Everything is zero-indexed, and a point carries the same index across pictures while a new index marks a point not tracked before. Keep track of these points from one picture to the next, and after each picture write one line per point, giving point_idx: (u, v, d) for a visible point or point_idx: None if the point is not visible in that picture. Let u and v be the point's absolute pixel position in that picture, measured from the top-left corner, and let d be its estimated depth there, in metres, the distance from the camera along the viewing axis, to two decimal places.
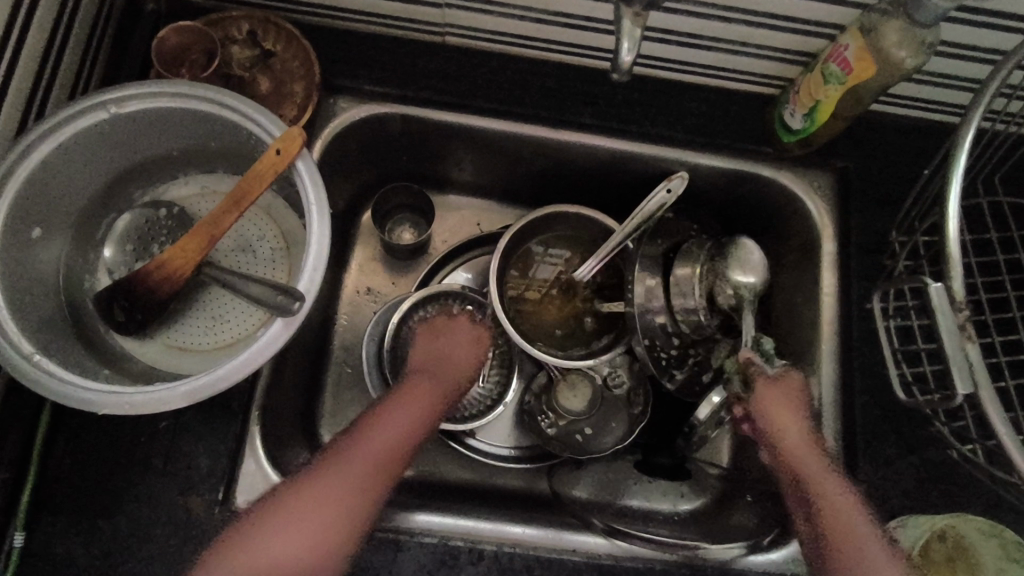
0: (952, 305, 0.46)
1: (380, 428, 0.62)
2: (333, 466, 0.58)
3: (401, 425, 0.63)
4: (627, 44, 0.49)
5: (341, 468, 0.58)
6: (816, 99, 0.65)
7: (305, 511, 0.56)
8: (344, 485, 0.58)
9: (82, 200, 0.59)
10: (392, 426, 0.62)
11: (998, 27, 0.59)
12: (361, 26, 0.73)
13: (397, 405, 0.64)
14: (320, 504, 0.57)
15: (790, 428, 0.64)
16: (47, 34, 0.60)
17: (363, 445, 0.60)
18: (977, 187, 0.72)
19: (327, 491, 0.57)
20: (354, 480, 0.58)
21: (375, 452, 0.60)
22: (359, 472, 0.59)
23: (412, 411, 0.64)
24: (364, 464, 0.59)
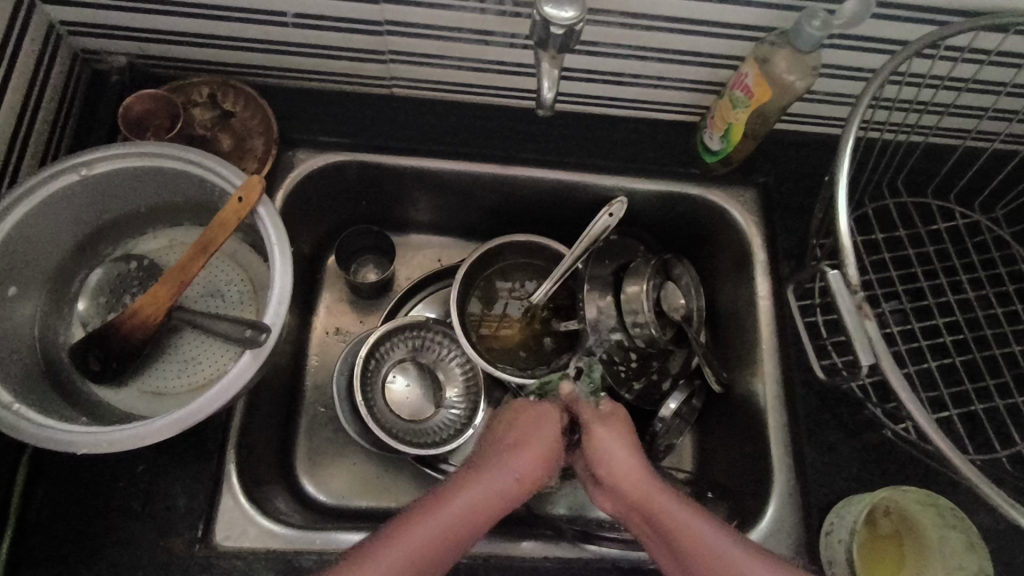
0: (850, 288, 0.52)
1: (453, 508, 0.59)
2: (389, 546, 0.56)
3: (468, 518, 0.59)
4: (548, 83, 0.57)
5: (399, 556, 0.56)
6: (728, 123, 0.72)
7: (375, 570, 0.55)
8: (408, 555, 0.56)
9: (56, 258, 0.63)
10: (456, 517, 0.58)
11: (872, 50, 0.67)
12: (313, 84, 0.79)
13: (478, 493, 0.60)
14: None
15: (614, 453, 0.64)
16: (16, 110, 0.64)
17: (436, 517, 0.58)
18: (883, 190, 0.80)
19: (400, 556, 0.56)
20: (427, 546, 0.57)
21: (433, 542, 0.57)
22: (439, 536, 0.57)
23: (476, 512, 0.59)
24: (416, 552, 0.56)
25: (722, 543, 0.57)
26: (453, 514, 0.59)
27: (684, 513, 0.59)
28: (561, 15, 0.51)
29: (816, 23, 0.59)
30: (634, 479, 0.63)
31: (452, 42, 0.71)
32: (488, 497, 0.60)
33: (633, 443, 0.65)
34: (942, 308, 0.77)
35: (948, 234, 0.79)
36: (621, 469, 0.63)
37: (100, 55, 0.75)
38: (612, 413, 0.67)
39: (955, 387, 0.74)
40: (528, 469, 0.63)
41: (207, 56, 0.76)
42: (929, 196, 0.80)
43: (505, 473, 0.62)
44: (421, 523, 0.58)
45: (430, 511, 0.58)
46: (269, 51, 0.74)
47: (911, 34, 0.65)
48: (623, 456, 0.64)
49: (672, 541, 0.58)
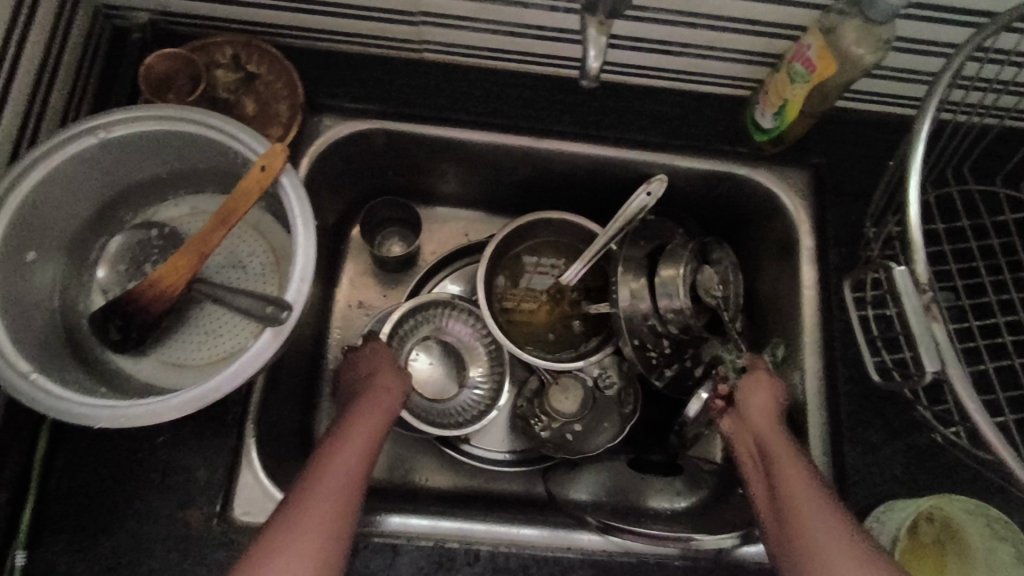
0: (917, 287, 0.48)
1: (347, 448, 0.57)
2: (313, 487, 0.53)
3: (368, 436, 0.60)
4: (593, 51, 0.52)
5: (327, 487, 0.54)
6: (783, 98, 0.66)
7: (310, 511, 0.52)
8: (333, 485, 0.54)
9: (76, 223, 0.61)
10: (350, 448, 0.58)
11: (952, 22, 0.61)
12: (341, 47, 0.75)
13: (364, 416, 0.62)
14: (312, 519, 0.51)
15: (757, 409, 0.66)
16: (36, 66, 0.62)
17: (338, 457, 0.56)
18: (947, 177, 0.74)
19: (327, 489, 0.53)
20: (343, 476, 0.55)
21: (357, 455, 0.57)
22: (347, 467, 0.56)
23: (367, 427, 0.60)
24: (341, 479, 0.54)
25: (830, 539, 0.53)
26: (347, 452, 0.57)
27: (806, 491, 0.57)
28: None
29: None
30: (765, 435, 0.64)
31: (490, 4, 0.66)
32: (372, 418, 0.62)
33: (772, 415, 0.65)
34: (1004, 306, 0.72)
35: (1016, 226, 0.73)
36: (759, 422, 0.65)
37: (123, 10, 0.72)
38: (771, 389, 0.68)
39: (1012, 391, 0.69)
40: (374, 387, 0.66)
41: (231, 14, 0.72)
42: (997, 185, 0.74)
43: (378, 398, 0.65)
44: (323, 465, 0.55)
45: (331, 449, 0.57)
46: (296, 9, 0.70)
47: (999, 5, 0.58)
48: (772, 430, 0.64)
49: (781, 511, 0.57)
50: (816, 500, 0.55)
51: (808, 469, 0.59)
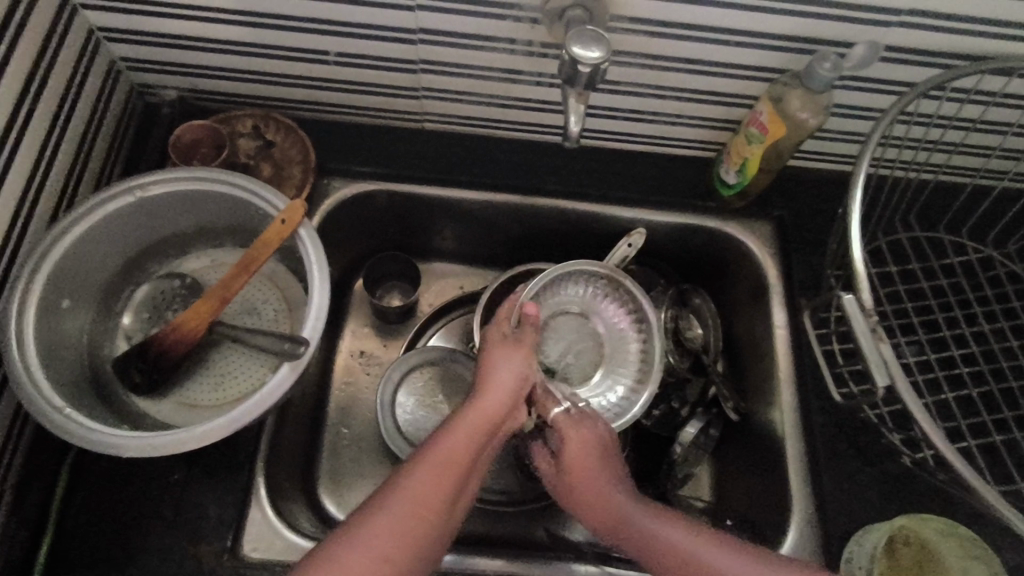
0: (863, 312, 0.54)
1: (447, 456, 0.58)
2: (397, 494, 0.55)
3: (467, 439, 0.59)
4: (574, 116, 0.61)
5: (409, 498, 0.54)
6: (743, 157, 0.75)
7: (383, 517, 0.53)
8: (417, 501, 0.55)
9: (107, 275, 0.67)
10: (452, 456, 0.58)
11: (881, 91, 0.71)
12: (349, 119, 0.84)
13: (469, 415, 0.61)
14: (386, 523, 0.53)
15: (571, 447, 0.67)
16: (79, 136, 0.69)
17: (433, 464, 0.57)
18: (895, 225, 0.82)
19: (409, 501, 0.54)
20: (431, 490, 0.55)
21: (451, 463, 0.58)
22: (435, 481, 0.56)
23: (475, 432, 0.60)
24: (429, 480, 0.56)
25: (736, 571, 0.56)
26: (445, 461, 0.57)
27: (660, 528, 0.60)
28: (588, 55, 0.55)
29: (826, 65, 0.63)
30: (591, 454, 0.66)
31: (482, 80, 0.75)
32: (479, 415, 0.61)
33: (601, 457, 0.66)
34: (957, 340, 0.78)
35: (962, 268, 0.81)
36: (587, 475, 0.65)
37: (154, 88, 0.80)
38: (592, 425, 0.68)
39: (972, 418, 0.74)
40: (506, 392, 0.64)
41: (251, 92, 0.81)
42: (941, 231, 0.82)
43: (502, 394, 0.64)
44: (419, 469, 0.56)
45: (434, 450, 0.58)
46: (310, 87, 0.79)
47: (918, 77, 0.68)
48: (601, 484, 0.65)
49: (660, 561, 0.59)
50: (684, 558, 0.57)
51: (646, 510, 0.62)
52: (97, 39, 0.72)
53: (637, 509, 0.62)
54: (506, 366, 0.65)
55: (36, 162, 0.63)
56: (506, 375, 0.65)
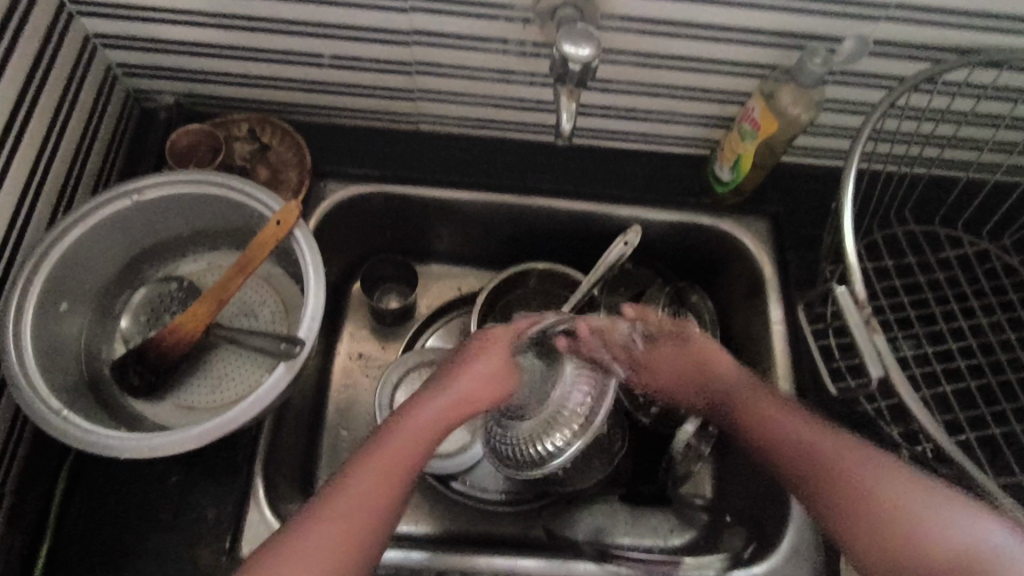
0: (856, 304, 0.54)
1: (380, 462, 0.55)
2: (332, 499, 0.53)
3: (429, 424, 0.59)
4: (565, 114, 0.61)
5: (336, 516, 0.52)
6: (737, 153, 0.75)
7: (315, 536, 0.51)
8: (347, 519, 0.52)
9: (104, 278, 0.67)
10: (382, 466, 0.54)
11: (872, 86, 0.71)
12: (344, 122, 0.84)
13: (421, 417, 0.59)
14: (315, 541, 0.51)
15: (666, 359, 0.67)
16: (76, 142, 0.70)
17: (363, 476, 0.54)
18: (890, 220, 0.82)
19: (336, 516, 0.52)
20: (358, 506, 0.53)
21: (394, 471, 0.55)
22: (364, 491, 0.53)
23: (426, 434, 0.58)
24: (368, 488, 0.54)
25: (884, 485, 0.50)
26: (371, 475, 0.54)
27: (796, 428, 0.58)
28: (579, 53, 0.56)
29: (816, 60, 0.64)
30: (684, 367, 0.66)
31: (476, 81, 0.76)
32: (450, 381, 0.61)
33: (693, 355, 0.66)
34: (955, 334, 0.78)
35: (958, 262, 0.81)
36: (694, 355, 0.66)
37: (150, 94, 0.81)
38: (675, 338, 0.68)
39: (970, 411, 0.74)
40: (474, 388, 0.61)
41: (247, 96, 0.81)
42: (936, 226, 0.82)
43: (454, 391, 0.61)
44: (345, 486, 0.54)
45: (363, 464, 0.55)
46: (305, 90, 0.80)
47: (908, 71, 0.69)
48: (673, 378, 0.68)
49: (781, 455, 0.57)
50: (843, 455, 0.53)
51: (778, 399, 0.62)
52: (93, 46, 0.73)
53: (796, 415, 0.59)
54: (472, 366, 0.62)
55: (33, 167, 0.64)
56: (494, 365, 0.62)
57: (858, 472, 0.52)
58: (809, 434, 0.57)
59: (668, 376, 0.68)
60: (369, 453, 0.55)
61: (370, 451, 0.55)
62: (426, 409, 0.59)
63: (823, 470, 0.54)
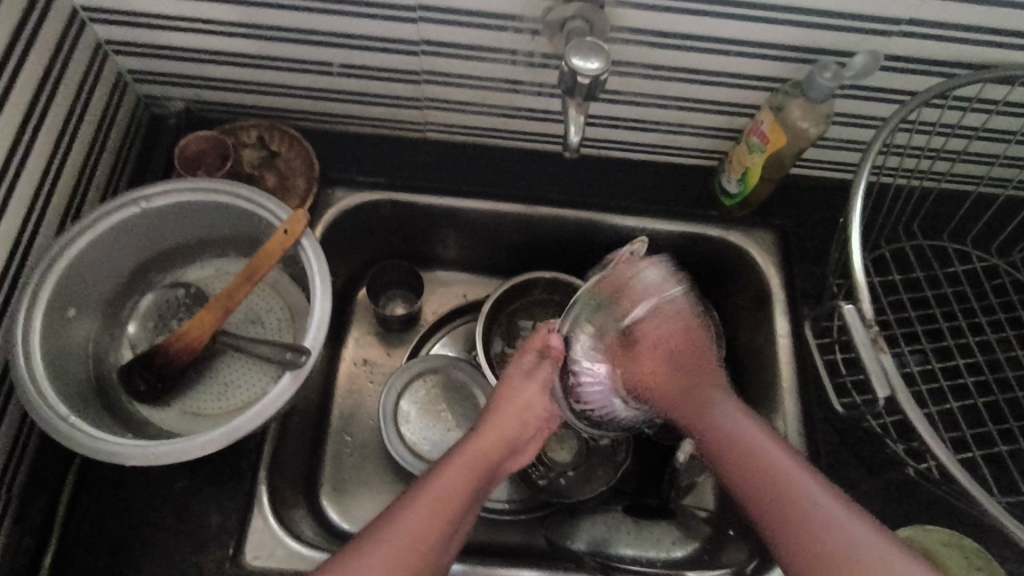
0: (864, 322, 0.54)
1: (430, 501, 0.59)
2: (393, 518, 0.58)
3: (457, 485, 0.61)
4: (574, 127, 0.62)
5: (396, 534, 0.57)
6: (744, 166, 0.75)
7: (376, 549, 0.56)
8: (407, 540, 0.57)
9: (113, 284, 0.67)
10: (432, 502, 0.59)
11: (882, 100, 0.71)
12: (352, 129, 0.85)
13: (464, 459, 0.64)
14: (380, 554, 0.56)
15: (664, 329, 0.71)
16: (86, 148, 0.71)
17: (418, 507, 0.59)
18: (898, 233, 0.82)
19: (395, 537, 0.57)
20: (417, 532, 0.57)
21: (437, 508, 0.59)
22: (425, 521, 0.58)
23: (464, 479, 0.62)
24: (424, 517, 0.58)
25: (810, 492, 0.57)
26: (427, 504, 0.59)
27: (768, 440, 0.60)
28: (587, 67, 0.56)
29: (826, 74, 0.63)
30: (687, 379, 0.67)
31: (484, 91, 0.76)
32: (484, 440, 0.66)
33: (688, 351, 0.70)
34: (962, 349, 0.77)
35: (966, 277, 0.80)
36: (685, 389, 0.67)
37: (160, 100, 0.81)
38: (688, 330, 0.71)
39: (978, 428, 0.73)
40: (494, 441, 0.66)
41: (257, 103, 0.82)
42: (945, 240, 0.81)
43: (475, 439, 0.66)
44: (406, 507, 0.59)
45: (417, 494, 0.60)
46: (314, 97, 0.80)
47: (919, 86, 0.68)
48: (677, 351, 0.70)
49: (720, 446, 0.62)
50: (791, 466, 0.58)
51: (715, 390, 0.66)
52: (105, 52, 0.73)
53: (731, 409, 0.64)
54: (506, 425, 0.68)
55: (44, 173, 0.64)
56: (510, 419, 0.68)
57: (788, 487, 0.57)
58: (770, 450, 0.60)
59: (664, 383, 0.68)
60: (424, 485, 0.61)
61: (423, 485, 0.61)
62: (467, 450, 0.65)
63: (771, 478, 0.58)
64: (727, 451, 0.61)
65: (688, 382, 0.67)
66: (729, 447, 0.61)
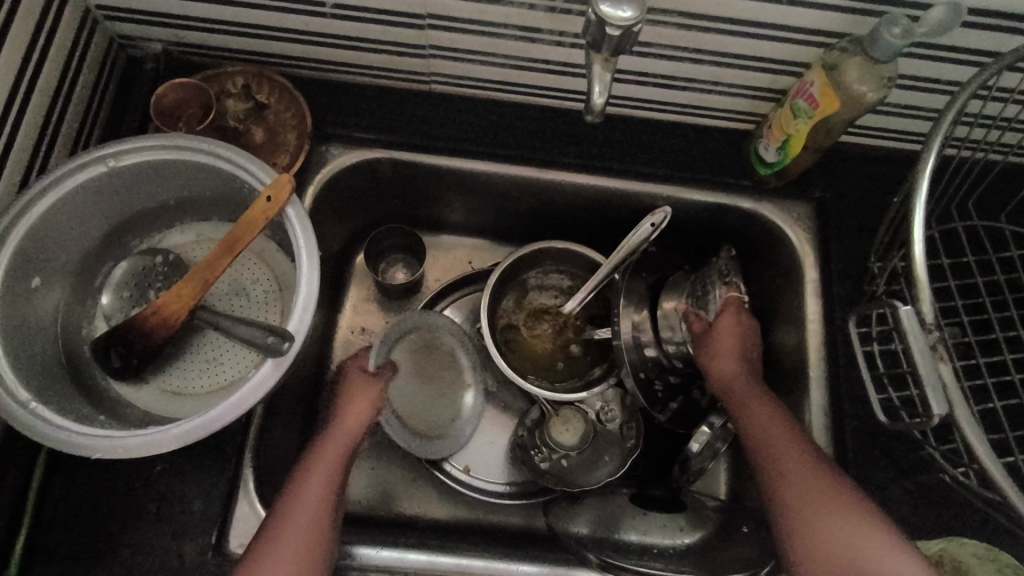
0: (923, 327, 0.47)
1: (325, 462, 0.60)
2: (301, 479, 0.58)
3: (336, 458, 0.61)
4: (598, 87, 0.54)
5: (308, 493, 0.57)
6: (786, 134, 0.66)
7: (291, 509, 0.55)
8: (319, 497, 0.57)
9: (83, 250, 0.61)
10: (327, 464, 0.60)
11: (956, 61, 0.62)
12: (349, 78, 0.76)
13: (333, 438, 0.63)
14: (299, 515, 0.55)
15: (725, 340, 0.70)
16: (50, 93, 0.63)
17: (319, 469, 0.59)
18: (952, 211, 0.74)
19: (303, 498, 0.56)
20: (321, 490, 0.57)
21: (331, 472, 0.59)
22: (326, 477, 0.59)
23: (331, 459, 0.60)
24: (321, 477, 0.58)
25: (841, 526, 0.54)
26: (324, 465, 0.59)
27: (790, 450, 0.60)
28: (618, 15, 0.47)
29: (895, 30, 0.54)
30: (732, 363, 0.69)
31: (496, 39, 0.67)
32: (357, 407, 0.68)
33: (744, 337, 0.70)
34: (1011, 343, 0.71)
35: (1022, 263, 0.73)
36: (756, 403, 0.65)
37: (136, 40, 0.73)
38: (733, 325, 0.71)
39: (1020, 430, 0.68)
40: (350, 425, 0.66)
41: (242, 46, 0.73)
42: (1003, 221, 0.73)
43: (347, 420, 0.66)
44: (310, 467, 0.59)
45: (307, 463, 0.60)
46: (306, 41, 0.71)
47: (1001, 46, 0.59)
48: (732, 345, 0.70)
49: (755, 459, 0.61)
50: (826, 495, 0.56)
51: (774, 409, 0.64)
52: None
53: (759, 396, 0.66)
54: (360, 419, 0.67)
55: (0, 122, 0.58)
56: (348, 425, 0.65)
57: (817, 506, 0.55)
58: (803, 471, 0.58)
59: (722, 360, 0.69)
60: (318, 449, 0.62)
61: (319, 449, 0.62)
62: (320, 442, 0.63)
63: (795, 489, 0.57)
64: (764, 456, 0.61)
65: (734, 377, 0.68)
66: (761, 445, 0.62)
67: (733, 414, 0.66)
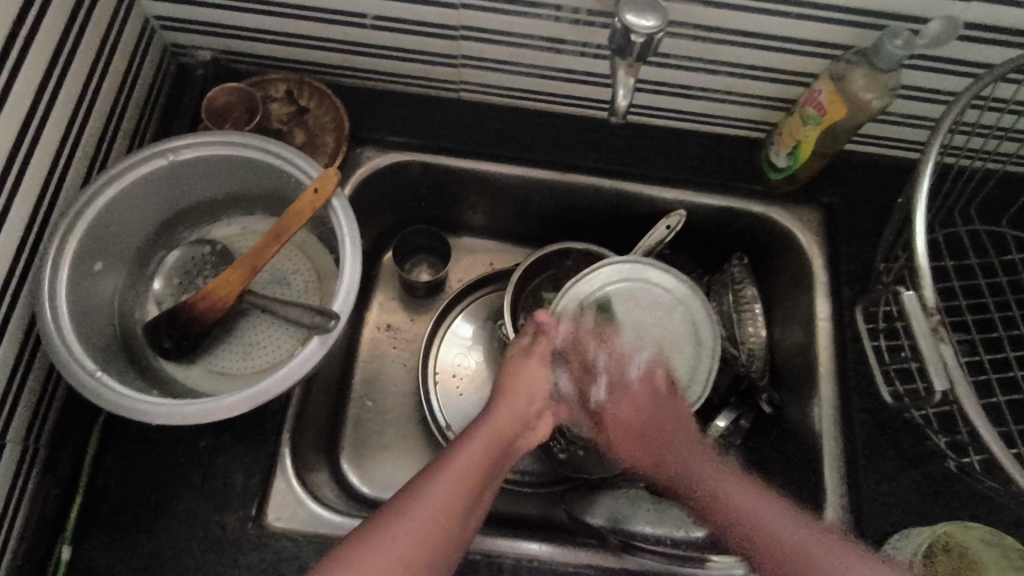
0: (925, 310, 0.51)
1: (447, 477, 0.58)
2: (417, 496, 0.56)
3: (470, 476, 0.59)
4: (622, 91, 0.58)
5: (418, 511, 0.55)
6: (796, 140, 0.71)
7: (395, 528, 0.53)
8: (429, 518, 0.55)
9: (139, 238, 0.66)
10: (451, 482, 0.57)
11: (954, 73, 0.66)
12: (383, 86, 0.81)
13: (466, 457, 0.60)
14: (398, 540, 0.53)
15: (625, 406, 0.71)
16: (113, 96, 0.68)
17: (440, 485, 0.57)
18: (954, 217, 0.78)
19: (414, 519, 0.54)
20: (434, 510, 0.55)
21: (451, 489, 0.57)
22: (448, 496, 0.56)
23: (467, 476, 0.58)
24: (443, 495, 0.56)
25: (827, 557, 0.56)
26: (447, 481, 0.57)
27: (751, 500, 0.61)
28: (642, 24, 0.52)
29: (897, 42, 0.59)
30: (664, 430, 0.69)
31: (524, 49, 0.72)
32: (497, 425, 0.65)
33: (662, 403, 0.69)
34: (1014, 342, 0.73)
35: None
36: (682, 453, 0.67)
37: (187, 49, 0.79)
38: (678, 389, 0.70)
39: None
40: (488, 440, 0.63)
41: (285, 55, 0.79)
42: (1003, 226, 0.77)
43: (478, 438, 0.63)
44: (433, 481, 0.57)
45: (439, 476, 0.57)
46: (345, 51, 0.77)
47: (995, 58, 0.63)
48: (660, 419, 0.69)
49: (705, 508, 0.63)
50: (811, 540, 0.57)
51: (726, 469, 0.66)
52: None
53: (706, 461, 0.67)
54: (498, 429, 0.64)
55: (71, 118, 0.62)
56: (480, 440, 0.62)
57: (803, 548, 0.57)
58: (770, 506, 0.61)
59: (640, 438, 0.69)
60: (459, 464, 0.59)
61: (449, 462, 0.59)
62: (462, 455, 0.60)
63: (736, 509, 0.61)
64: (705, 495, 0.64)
65: (672, 454, 0.68)
66: (704, 493, 0.64)
67: (679, 480, 0.66)
